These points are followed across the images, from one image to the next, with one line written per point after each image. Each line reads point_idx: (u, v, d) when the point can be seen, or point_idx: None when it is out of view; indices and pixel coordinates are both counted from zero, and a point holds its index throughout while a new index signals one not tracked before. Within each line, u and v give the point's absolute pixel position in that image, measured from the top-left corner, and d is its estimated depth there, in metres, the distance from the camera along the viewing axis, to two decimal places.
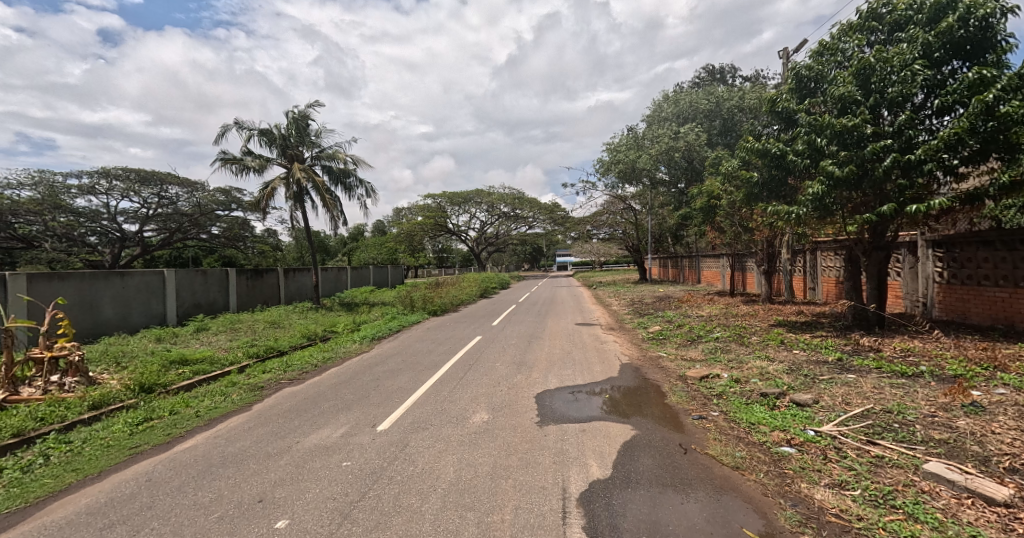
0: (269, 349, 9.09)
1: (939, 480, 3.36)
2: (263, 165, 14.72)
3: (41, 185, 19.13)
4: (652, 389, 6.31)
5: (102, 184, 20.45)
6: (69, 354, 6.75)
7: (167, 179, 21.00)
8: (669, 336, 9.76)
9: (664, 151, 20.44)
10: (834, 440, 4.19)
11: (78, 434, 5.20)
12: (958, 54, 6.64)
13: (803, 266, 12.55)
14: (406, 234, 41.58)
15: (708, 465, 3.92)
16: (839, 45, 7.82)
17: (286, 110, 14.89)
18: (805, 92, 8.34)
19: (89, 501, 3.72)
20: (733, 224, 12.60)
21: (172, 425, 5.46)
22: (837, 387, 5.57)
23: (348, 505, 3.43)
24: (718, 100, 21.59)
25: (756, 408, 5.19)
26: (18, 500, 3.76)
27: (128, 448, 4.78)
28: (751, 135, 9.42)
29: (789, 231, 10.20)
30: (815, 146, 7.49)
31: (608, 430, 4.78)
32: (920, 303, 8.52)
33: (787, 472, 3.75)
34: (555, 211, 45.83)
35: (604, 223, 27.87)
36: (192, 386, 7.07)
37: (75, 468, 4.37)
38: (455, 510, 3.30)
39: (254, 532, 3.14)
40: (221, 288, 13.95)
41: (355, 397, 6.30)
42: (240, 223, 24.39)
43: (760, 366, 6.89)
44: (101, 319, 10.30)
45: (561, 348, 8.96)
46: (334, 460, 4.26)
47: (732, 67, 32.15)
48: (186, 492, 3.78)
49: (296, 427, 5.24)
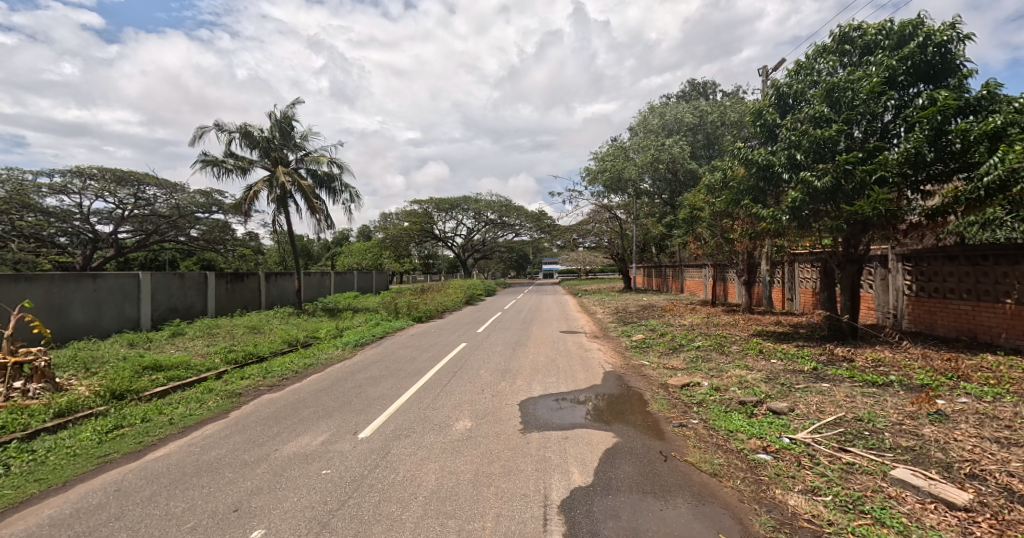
0: (248, 356, 8.87)
1: (905, 485, 3.46)
2: (244, 168, 14.45)
3: (9, 183, 18.50)
4: (635, 397, 6.39)
5: (75, 183, 19.77)
6: (36, 359, 6.54)
7: (145, 179, 20.43)
8: (652, 344, 9.90)
9: (649, 161, 20.63)
10: (809, 448, 4.30)
11: (42, 442, 5.01)
12: (922, 77, 7.01)
13: (782, 277, 12.79)
14: (392, 240, 41.59)
15: (687, 472, 3.99)
16: (814, 65, 8.18)
17: (269, 112, 14.72)
18: (786, 108, 8.59)
19: (54, 512, 3.58)
20: (715, 234, 12.81)
21: (144, 433, 5.30)
22: (812, 396, 5.72)
23: (327, 514, 3.37)
24: (702, 114, 22.12)
25: (735, 416, 5.30)
26: None
27: (96, 457, 4.63)
28: (734, 148, 9.66)
29: (768, 243, 10.46)
30: (796, 160, 7.69)
31: (590, 438, 4.82)
32: (890, 315, 8.78)
33: (762, 478, 3.83)
34: (541, 219, 46.22)
35: (591, 232, 28.08)
36: (166, 393, 6.90)
37: (37, 478, 4.21)
38: (436, 518, 3.28)
39: None
40: (198, 291, 13.60)
41: (337, 404, 6.24)
42: (220, 226, 23.82)
43: (739, 375, 7.04)
44: (70, 322, 9.96)
45: (546, 356, 8.94)
46: (313, 467, 4.20)
47: (715, 82, 33.01)
48: (158, 502, 3.67)
49: (275, 434, 5.15)
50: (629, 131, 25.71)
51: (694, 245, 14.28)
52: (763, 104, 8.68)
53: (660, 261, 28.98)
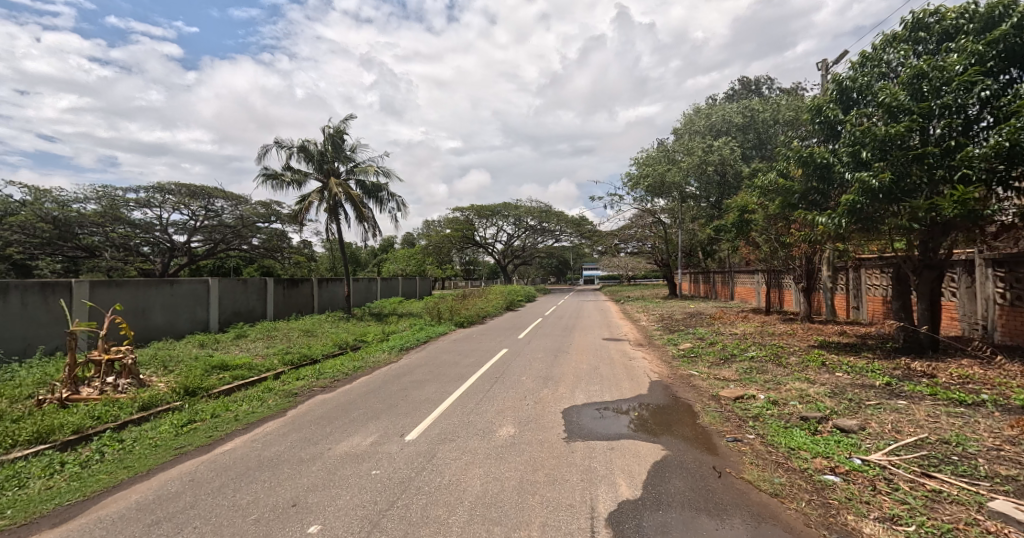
0: (303, 358, 9.38)
1: (1007, 520, 3.09)
2: (300, 180, 15.38)
3: (103, 199, 20.75)
4: (683, 408, 6.15)
5: (157, 198, 21.83)
6: (124, 357, 7.26)
7: (214, 192, 22.24)
8: (701, 354, 9.49)
9: (695, 164, 19.90)
10: (884, 471, 3.96)
11: (130, 433, 5.55)
12: (1014, 62, 6.34)
13: (846, 284, 11.89)
14: (434, 247, 42.45)
15: (745, 490, 3.78)
16: (883, 56, 7.62)
17: (323, 128, 15.62)
18: (849, 103, 8.04)
19: (140, 497, 3.95)
20: (769, 238, 12.13)
21: (213, 428, 5.75)
22: (886, 414, 5.26)
23: (377, 514, 3.50)
24: (752, 114, 21.15)
25: (796, 432, 4.97)
26: (77, 494, 4.05)
27: (173, 449, 5.07)
28: (789, 148, 9.15)
29: (830, 247, 9.77)
30: (861, 158, 7.15)
31: (637, 449, 4.69)
32: (979, 326, 7.93)
33: (832, 502, 3.56)
34: (582, 225, 45.72)
35: (633, 237, 27.42)
36: (232, 391, 7.45)
37: (126, 465, 4.67)
38: (482, 524, 3.31)
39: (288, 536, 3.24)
40: (259, 296, 14.58)
41: (384, 406, 6.47)
42: (278, 235, 25.42)
43: (799, 388, 6.59)
44: (152, 324, 10.98)
45: (588, 364, 8.79)
46: (363, 467, 4.38)
47: (768, 79, 31.45)
48: (226, 493, 3.96)
49: (328, 434, 5.42)
50: (673, 133, 24.96)
51: (745, 250, 13.60)
52: (824, 100, 8.17)
53: (707, 267, 27.83)
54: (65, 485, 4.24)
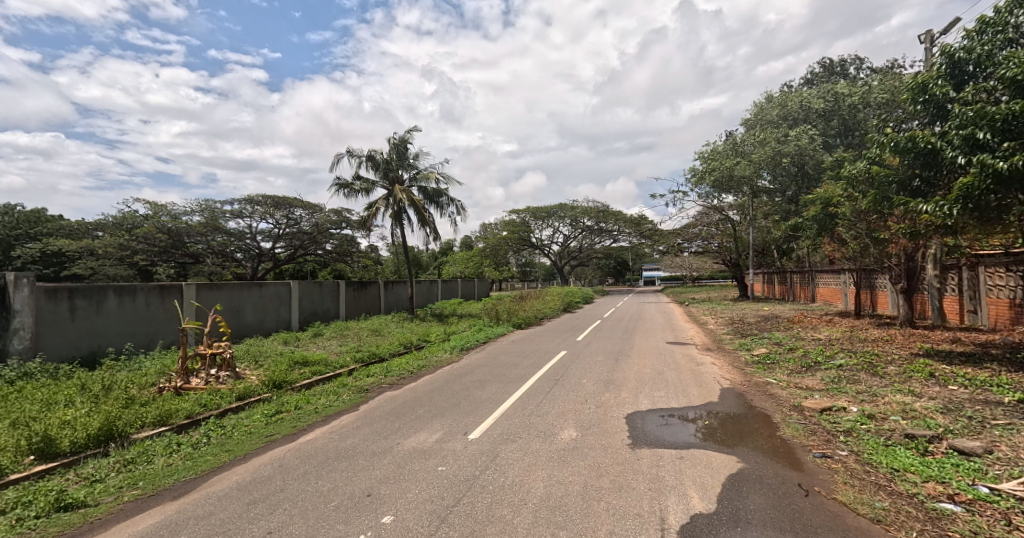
0: (372, 356, 9.93)
1: None
2: (368, 188, 16.28)
3: (206, 211, 23.33)
4: (761, 419, 5.71)
5: (247, 209, 24.18)
6: (223, 351, 8.12)
7: (294, 202, 24.20)
8: (778, 360, 8.76)
9: (769, 156, 18.46)
10: (1019, 502, 3.39)
11: (229, 420, 6.20)
12: None
13: (959, 285, 10.42)
14: (492, 249, 42.95)
15: (838, 512, 3.42)
16: (1010, 19, 6.59)
17: (389, 138, 16.43)
18: (962, 78, 7.04)
19: (239, 478, 4.40)
20: (857, 234, 10.94)
21: (297, 419, 6.27)
22: (1020, 436, 4.52)
23: (444, 509, 3.61)
24: (837, 98, 19.26)
25: (900, 452, 4.42)
26: (191, 471, 4.60)
27: (265, 436, 5.60)
28: (884, 132, 8.19)
29: (938, 242, 8.61)
30: (976, 140, 6.22)
31: (710, 460, 4.42)
32: None
33: (952, 534, 3.11)
34: (641, 223, 44.17)
35: (697, 236, 25.99)
36: (311, 385, 8.06)
37: (227, 448, 5.23)
38: (547, 527, 3.29)
39: (365, 522, 3.44)
40: (333, 298, 15.66)
41: (448, 404, 6.66)
42: (348, 240, 27.08)
43: (902, 402, 5.86)
44: (245, 323, 12.18)
45: (652, 368, 8.43)
46: (430, 463, 4.54)
47: (856, 58, 28.52)
48: (311, 479, 4.29)
49: (397, 429, 5.70)
50: (744, 124, 23.35)
51: (829, 248, 12.38)
52: (929, 76, 7.22)
53: (782, 266, 25.72)
54: (181, 463, 4.83)
